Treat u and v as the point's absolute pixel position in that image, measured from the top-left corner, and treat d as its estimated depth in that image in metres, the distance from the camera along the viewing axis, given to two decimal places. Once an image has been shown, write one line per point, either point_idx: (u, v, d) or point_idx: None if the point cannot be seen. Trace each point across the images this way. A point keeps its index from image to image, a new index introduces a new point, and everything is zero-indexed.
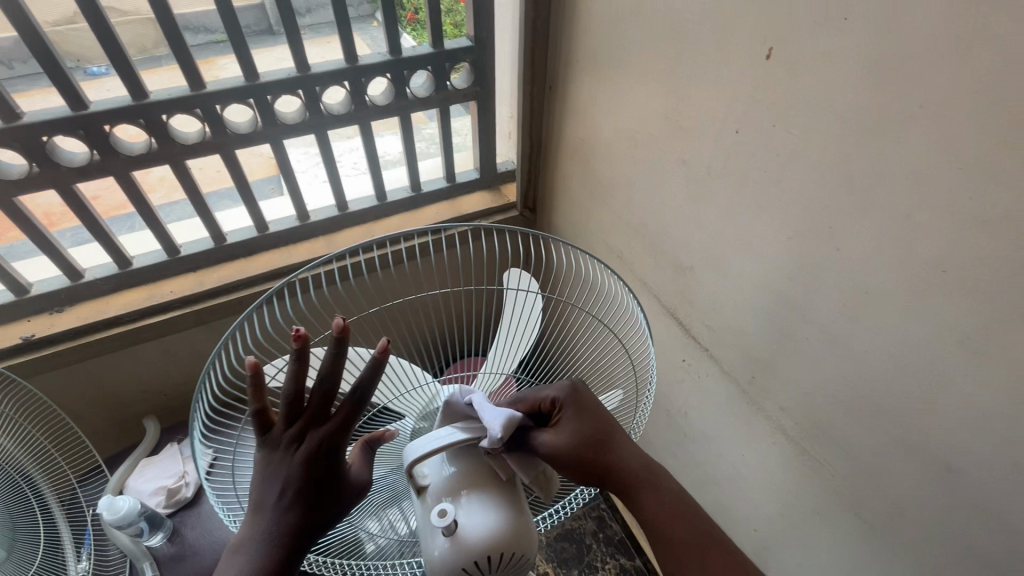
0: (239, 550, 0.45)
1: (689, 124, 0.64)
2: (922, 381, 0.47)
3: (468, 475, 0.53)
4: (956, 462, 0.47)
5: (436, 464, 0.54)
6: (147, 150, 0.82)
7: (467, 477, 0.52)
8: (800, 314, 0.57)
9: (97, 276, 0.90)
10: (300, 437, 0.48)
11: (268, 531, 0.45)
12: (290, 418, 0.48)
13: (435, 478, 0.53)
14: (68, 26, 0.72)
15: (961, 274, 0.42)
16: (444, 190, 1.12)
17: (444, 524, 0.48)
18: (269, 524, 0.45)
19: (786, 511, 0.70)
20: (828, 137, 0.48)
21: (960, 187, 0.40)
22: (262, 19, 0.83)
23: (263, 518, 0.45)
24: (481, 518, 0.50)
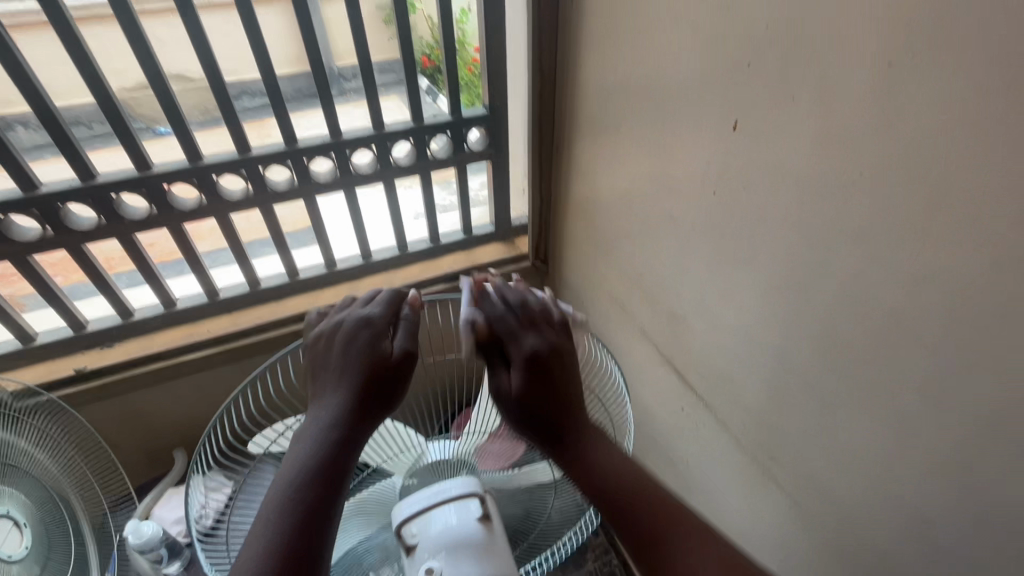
0: (281, 481, 0.45)
1: (674, 185, 0.70)
2: (890, 430, 0.49)
3: (457, 529, 0.47)
4: (930, 512, 0.48)
5: (424, 521, 0.49)
6: (197, 204, 0.93)
7: (458, 531, 0.47)
8: (780, 363, 0.60)
9: (145, 315, 1.00)
10: (348, 370, 0.50)
11: (310, 462, 0.46)
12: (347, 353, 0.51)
13: (422, 536, 0.48)
14: (139, 91, 0.84)
15: (912, 327, 0.44)
16: (461, 241, 1.20)
17: None
18: (312, 452, 0.46)
19: (787, 567, 0.69)
20: (789, 200, 0.53)
21: (901, 246, 0.43)
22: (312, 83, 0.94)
23: (308, 450, 0.47)
24: (469, 569, 0.45)
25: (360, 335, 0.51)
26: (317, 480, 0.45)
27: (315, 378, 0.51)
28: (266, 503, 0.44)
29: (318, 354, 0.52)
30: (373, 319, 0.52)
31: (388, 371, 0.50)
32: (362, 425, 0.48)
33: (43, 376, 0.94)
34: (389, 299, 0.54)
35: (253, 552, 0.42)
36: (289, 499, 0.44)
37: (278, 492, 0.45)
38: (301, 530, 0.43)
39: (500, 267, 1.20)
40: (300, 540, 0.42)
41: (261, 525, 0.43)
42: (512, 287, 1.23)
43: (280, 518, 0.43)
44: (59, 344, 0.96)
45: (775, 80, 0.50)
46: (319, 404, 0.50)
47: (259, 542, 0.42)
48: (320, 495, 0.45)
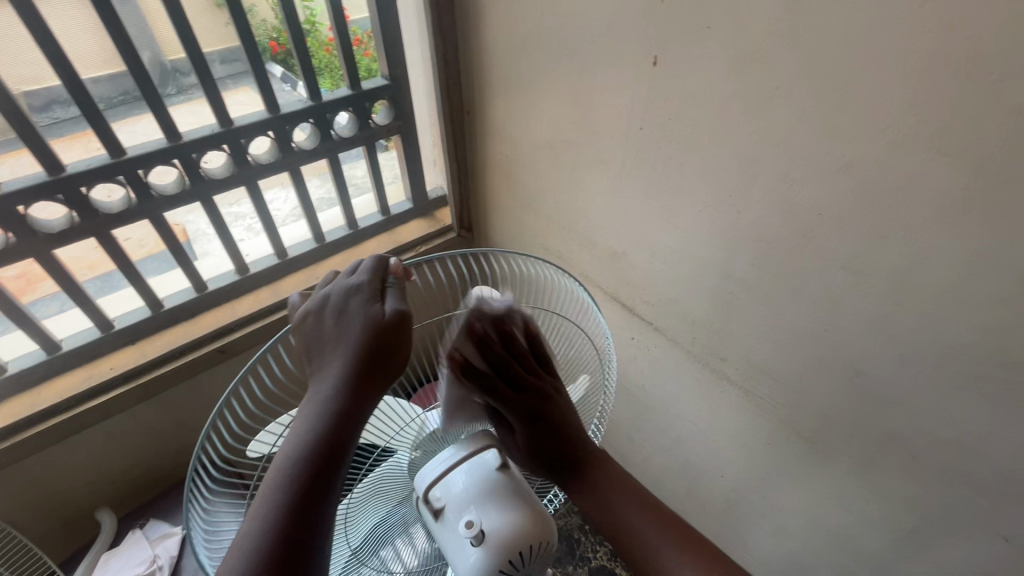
0: (275, 467, 0.43)
1: (599, 128, 0.73)
2: (823, 307, 0.57)
3: (480, 481, 0.47)
4: (862, 368, 0.57)
5: (445, 484, 0.47)
6: (68, 225, 0.79)
7: (484, 483, 0.47)
8: (721, 274, 0.67)
9: (23, 366, 0.84)
10: (337, 347, 0.47)
11: (300, 445, 0.43)
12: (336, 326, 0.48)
13: (448, 497, 0.46)
14: None
15: (832, 214, 0.52)
16: (380, 223, 1.15)
17: (472, 536, 0.43)
18: (305, 435, 0.44)
19: (746, 451, 0.79)
20: (714, 122, 0.58)
21: (816, 146, 0.50)
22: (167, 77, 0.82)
23: (300, 432, 0.44)
24: (502, 516, 0.45)
25: (352, 307, 0.48)
26: (311, 464, 0.43)
27: (307, 355, 0.49)
28: (259, 492, 0.42)
29: (309, 329, 0.49)
30: (363, 288, 0.49)
31: (384, 341, 0.47)
32: (359, 401, 0.46)
33: None
34: (375, 268, 0.51)
35: (243, 540, 0.40)
36: (281, 485, 0.42)
37: (270, 479, 0.42)
38: (298, 516, 0.41)
39: (426, 243, 1.17)
40: (296, 526, 0.40)
41: (253, 515, 0.41)
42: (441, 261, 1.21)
43: (273, 506, 0.41)
44: None
45: (689, 12, 0.55)
46: (314, 382, 0.47)
47: (250, 533, 0.40)
48: (316, 478, 0.42)
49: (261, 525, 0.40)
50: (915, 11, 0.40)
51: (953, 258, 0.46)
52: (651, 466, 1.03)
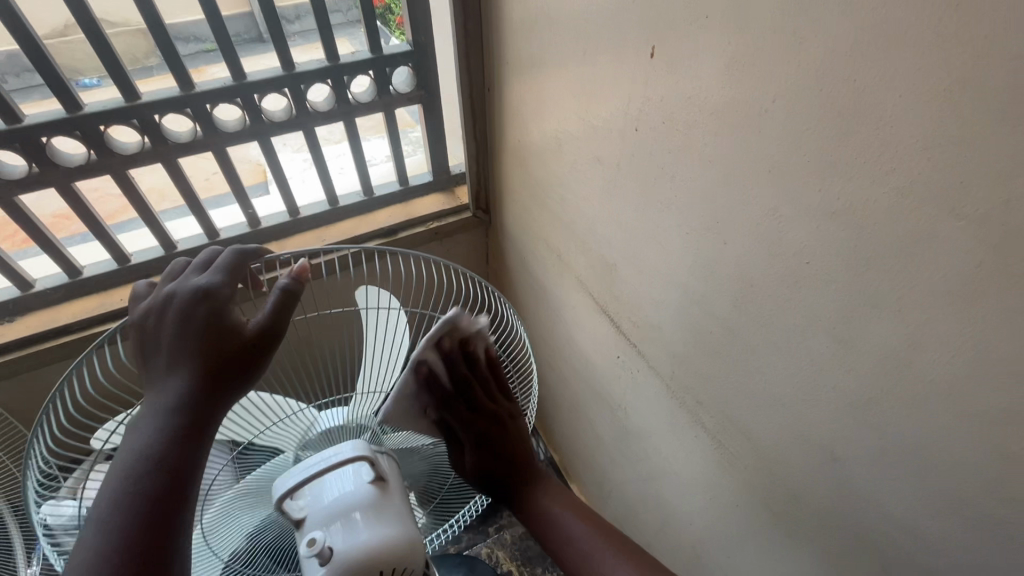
0: (122, 477, 0.43)
1: (599, 122, 0.65)
2: (805, 372, 0.48)
3: (346, 494, 0.44)
4: (841, 452, 0.47)
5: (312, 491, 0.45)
6: (85, 161, 0.83)
7: (351, 497, 0.44)
8: (704, 308, 0.58)
9: (47, 286, 0.92)
10: (188, 350, 0.47)
11: (150, 451, 0.44)
12: (183, 327, 0.47)
13: (311, 507, 0.44)
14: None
15: (823, 265, 0.42)
16: (396, 193, 1.13)
17: (315, 554, 0.41)
18: (154, 441, 0.44)
19: (714, 505, 0.70)
20: (708, 133, 0.48)
21: (813, 179, 0.40)
22: (252, 27, 0.90)
23: (147, 437, 0.45)
24: (361, 536, 0.43)
25: (193, 310, 0.48)
26: (152, 471, 0.43)
27: (152, 356, 0.48)
28: (97, 504, 0.42)
29: (151, 329, 0.48)
30: (205, 290, 0.48)
31: (226, 344, 0.47)
32: (206, 402, 0.47)
33: None
34: (229, 266, 0.51)
35: (88, 551, 0.40)
36: (130, 491, 0.42)
37: (110, 491, 0.42)
38: (144, 525, 0.41)
39: (440, 219, 1.14)
40: (147, 530, 0.41)
41: (95, 527, 0.41)
42: (453, 239, 1.18)
43: (115, 519, 0.41)
44: None
45: None
46: (157, 387, 0.47)
47: (88, 546, 0.41)
48: (167, 483, 0.43)
49: (105, 533, 0.41)
50: (950, 16, 0.30)
51: (961, 349, 0.35)
52: (629, 491, 0.96)
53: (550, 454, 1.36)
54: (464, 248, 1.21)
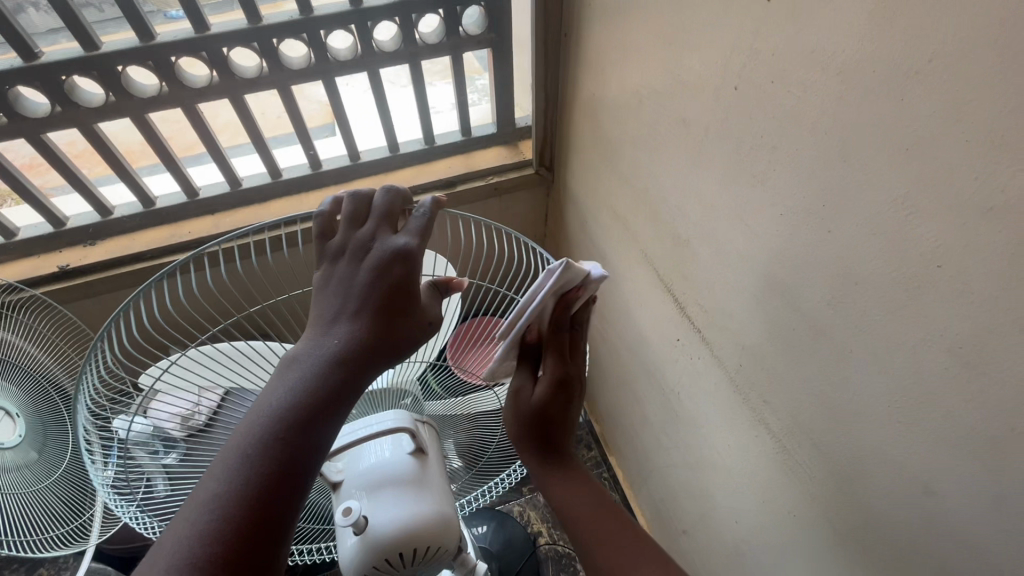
0: (257, 416, 0.41)
1: (691, 78, 0.57)
2: (907, 391, 0.41)
3: (384, 466, 0.47)
4: (936, 486, 0.41)
5: (350, 457, 0.48)
6: (158, 92, 0.84)
7: (389, 467, 0.47)
8: (790, 301, 0.51)
9: (125, 213, 0.96)
10: (358, 305, 0.46)
11: (291, 401, 0.42)
12: (362, 281, 0.47)
13: (349, 472, 0.47)
14: None
15: (959, 271, 0.34)
16: (458, 144, 1.08)
17: (350, 523, 0.43)
18: (301, 390, 0.42)
19: (767, 508, 0.65)
20: (832, 97, 0.40)
21: (967, 165, 0.32)
22: None
23: (295, 385, 0.43)
24: (392, 512, 0.45)
25: (392, 267, 0.46)
26: (301, 422, 0.41)
27: (323, 299, 0.48)
28: (236, 435, 0.40)
29: (338, 274, 0.48)
30: (411, 251, 0.47)
31: (399, 311, 0.47)
32: (358, 366, 0.44)
33: (26, 270, 0.93)
34: (421, 232, 0.48)
35: (211, 488, 0.38)
36: (265, 437, 0.40)
37: (253, 429, 0.40)
38: (280, 472, 0.39)
39: (501, 174, 1.08)
40: (271, 484, 0.39)
41: (222, 464, 0.39)
42: (513, 196, 1.13)
43: (258, 458, 0.39)
44: (39, 240, 0.93)
45: None
46: (320, 329, 0.46)
47: (217, 481, 0.38)
48: (300, 439, 0.41)
49: (230, 475, 0.38)
50: None
51: None
52: (673, 475, 0.92)
53: (591, 424, 1.33)
54: (524, 206, 1.16)
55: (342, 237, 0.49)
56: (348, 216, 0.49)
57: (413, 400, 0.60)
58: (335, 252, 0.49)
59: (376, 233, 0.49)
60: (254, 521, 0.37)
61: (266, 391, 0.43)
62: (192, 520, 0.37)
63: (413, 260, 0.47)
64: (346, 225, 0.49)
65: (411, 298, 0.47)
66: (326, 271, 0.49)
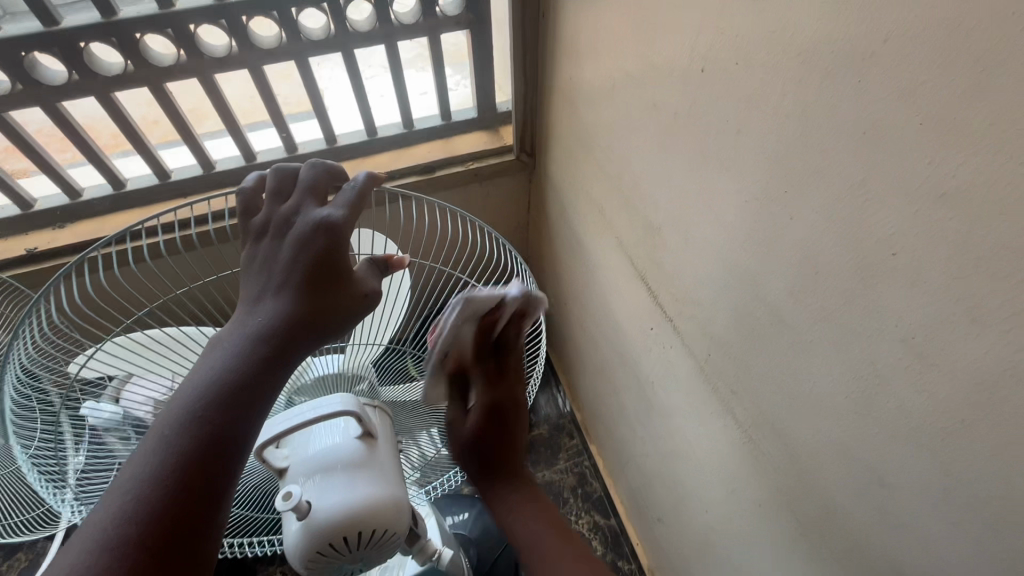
0: (183, 395, 0.41)
1: (661, 61, 0.55)
2: (864, 382, 0.40)
3: (332, 449, 0.46)
4: (889, 478, 0.40)
5: (297, 443, 0.47)
6: (123, 71, 0.81)
7: (335, 451, 0.46)
8: (754, 290, 0.50)
9: (94, 196, 0.94)
10: (284, 280, 0.46)
11: (216, 378, 0.41)
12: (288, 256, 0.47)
13: (294, 458, 0.46)
14: None
15: (912, 261, 0.34)
16: (437, 128, 1.06)
17: (290, 507, 0.43)
18: (227, 367, 0.42)
19: (734, 497, 0.65)
20: (793, 80, 0.39)
21: (920, 150, 0.31)
22: None
23: (222, 362, 0.43)
24: (336, 495, 0.45)
25: (317, 238, 0.46)
26: (228, 398, 0.41)
27: (253, 279, 0.48)
28: (161, 416, 0.40)
29: (265, 252, 0.48)
30: (336, 223, 0.47)
31: (329, 284, 0.47)
32: (287, 341, 0.45)
33: None
34: (348, 204, 0.48)
35: (134, 469, 0.37)
36: (191, 415, 0.39)
37: (179, 407, 0.40)
38: (206, 449, 0.39)
39: (481, 160, 1.07)
40: (196, 461, 0.38)
41: (147, 445, 0.39)
42: (494, 182, 1.11)
43: (183, 435, 0.39)
44: (5, 223, 0.91)
45: None
46: (249, 308, 0.46)
47: (141, 461, 0.38)
48: (227, 415, 0.40)
49: (155, 454, 0.38)
50: None
51: None
52: (648, 463, 0.92)
53: (572, 413, 1.33)
54: (506, 193, 1.14)
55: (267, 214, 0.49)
56: (272, 194, 0.50)
57: (369, 385, 0.59)
58: (262, 230, 0.49)
59: (301, 208, 0.49)
60: (177, 494, 0.37)
61: (194, 372, 0.43)
62: (113, 501, 0.36)
63: (339, 231, 0.47)
64: (271, 202, 0.49)
65: (342, 271, 0.47)
66: (253, 249, 0.49)
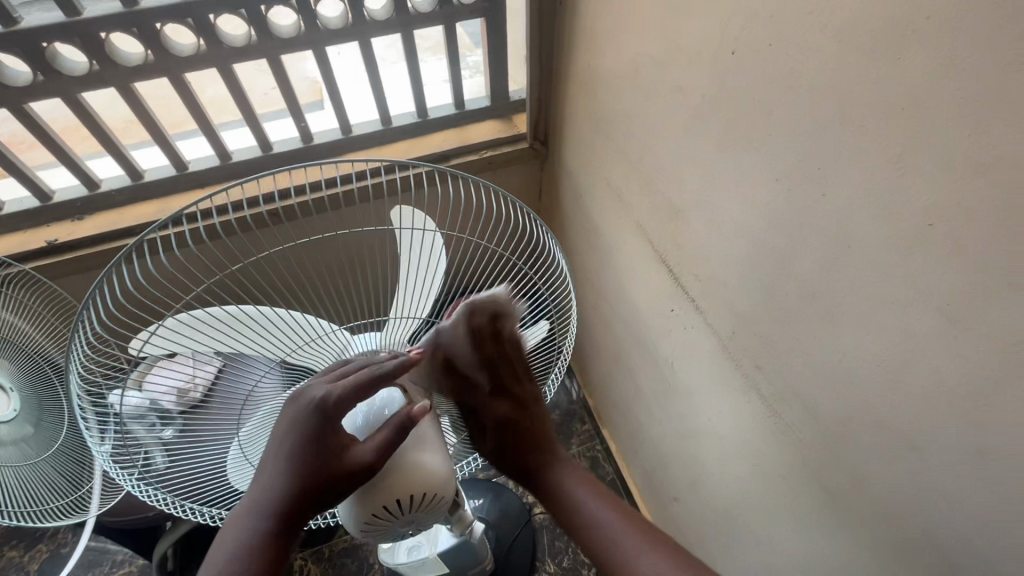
0: (283, 444, 0.45)
1: (688, 45, 0.56)
2: (895, 349, 0.42)
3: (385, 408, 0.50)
4: (920, 442, 0.42)
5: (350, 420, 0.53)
6: (143, 61, 0.82)
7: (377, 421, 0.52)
8: (782, 267, 0.52)
9: (112, 187, 0.94)
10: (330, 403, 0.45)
11: (300, 441, 0.44)
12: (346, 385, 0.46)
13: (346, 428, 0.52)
14: None
15: (950, 230, 0.35)
16: (451, 117, 1.07)
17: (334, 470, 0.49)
18: (303, 436, 0.44)
19: (756, 471, 0.67)
20: (830, 60, 0.40)
21: (960, 123, 0.33)
22: None
23: (299, 431, 0.44)
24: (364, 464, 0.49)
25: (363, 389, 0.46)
26: (317, 460, 0.44)
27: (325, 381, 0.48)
28: (274, 451, 0.46)
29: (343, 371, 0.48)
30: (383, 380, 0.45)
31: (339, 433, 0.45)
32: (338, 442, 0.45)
33: (13, 246, 0.91)
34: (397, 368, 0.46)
35: (258, 488, 0.45)
36: (293, 466, 0.44)
37: (283, 453, 0.45)
38: (307, 494, 0.44)
39: (495, 148, 1.08)
40: (301, 500, 0.45)
41: (268, 476, 0.45)
42: (506, 171, 1.12)
43: (290, 481, 0.44)
44: (25, 215, 0.92)
45: None
46: (305, 400, 0.45)
47: (264, 487, 0.45)
48: (315, 475, 0.44)
49: (271, 487, 0.45)
50: None
51: None
52: (665, 444, 0.94)
53: (584, 398, 1.35)
54: (518, 181, 1.16)
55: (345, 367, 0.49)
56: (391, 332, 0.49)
57: None
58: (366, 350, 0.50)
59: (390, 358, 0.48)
60: (299, 519, 0.45)
61: (285, 423, 0.45)
62: (243, 514, 0.44)
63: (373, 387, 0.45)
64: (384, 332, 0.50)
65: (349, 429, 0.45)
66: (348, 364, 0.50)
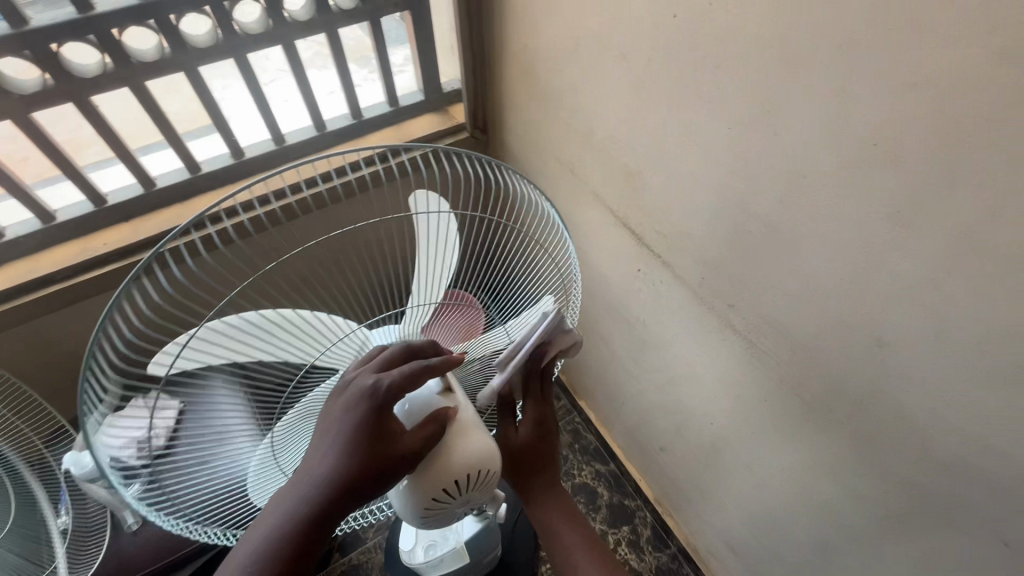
0: (329, 432, 0.45)
1: (627, 15, 0.60)
2: (855, 260, 0.48)
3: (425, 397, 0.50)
4: (887, 336, 0.49)
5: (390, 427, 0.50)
6: (42, 87, 0.74)
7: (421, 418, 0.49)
8: (742, 208, 0.57)
9: (20, 233, 0.84)
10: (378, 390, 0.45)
11: (346, 430, 0.45)
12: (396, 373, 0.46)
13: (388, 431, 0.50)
14: None
15: (894, 145, 0.41)
16: (387, 115, 1.05)
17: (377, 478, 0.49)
18: (349, 426, 0.45)
19: (739, 401, 0.73)
20: (766, 11, 0.45)
21: (890, 51, 0.38)
22: None
23: (346, 421, 0.45)
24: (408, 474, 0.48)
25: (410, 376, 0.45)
26: (360, 452, 0.44)
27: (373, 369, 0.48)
28: (319, 438, 0.46)
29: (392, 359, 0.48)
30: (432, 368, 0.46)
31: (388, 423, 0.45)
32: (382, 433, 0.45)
33: None
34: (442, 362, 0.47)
35: (300, 473, 0.45)
36: (338, 457, 0.44)
37: (328, 443, 0.45)
38: (348, 489, 0.44)
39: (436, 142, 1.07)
40: (341, 493, 0.44)
41: (311, 464, 0.45)
42: None
43: (333, 474, 0.44)
44: None
45: None
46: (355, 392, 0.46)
47: (307, 478, 0.45)
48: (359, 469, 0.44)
49: (314, 475, 0.45)
50: None
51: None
52: (646, 399, 1.00)
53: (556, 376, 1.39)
54: None
55: (386, 353, 0.49)
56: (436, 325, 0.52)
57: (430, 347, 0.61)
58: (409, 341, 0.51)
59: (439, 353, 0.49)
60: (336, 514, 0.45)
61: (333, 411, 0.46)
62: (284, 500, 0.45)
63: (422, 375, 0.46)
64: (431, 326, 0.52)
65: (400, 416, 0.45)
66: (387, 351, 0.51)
